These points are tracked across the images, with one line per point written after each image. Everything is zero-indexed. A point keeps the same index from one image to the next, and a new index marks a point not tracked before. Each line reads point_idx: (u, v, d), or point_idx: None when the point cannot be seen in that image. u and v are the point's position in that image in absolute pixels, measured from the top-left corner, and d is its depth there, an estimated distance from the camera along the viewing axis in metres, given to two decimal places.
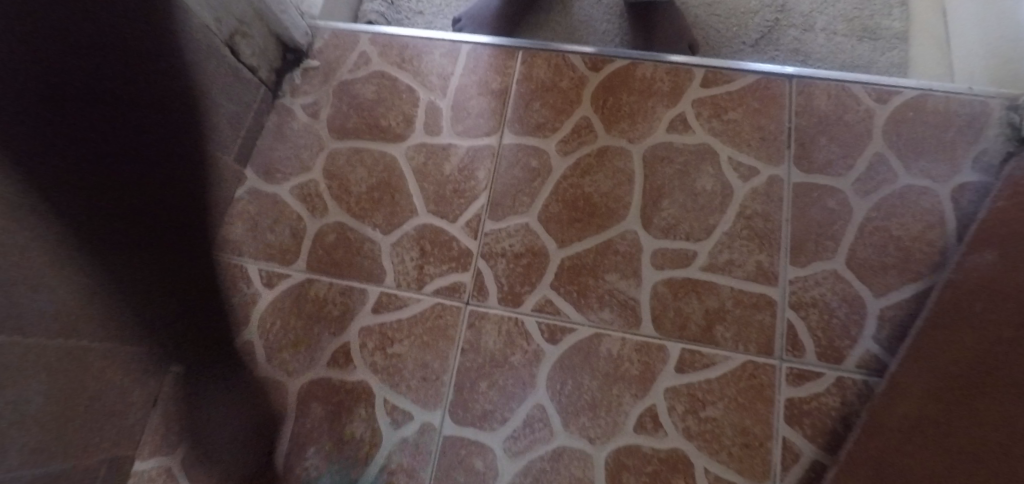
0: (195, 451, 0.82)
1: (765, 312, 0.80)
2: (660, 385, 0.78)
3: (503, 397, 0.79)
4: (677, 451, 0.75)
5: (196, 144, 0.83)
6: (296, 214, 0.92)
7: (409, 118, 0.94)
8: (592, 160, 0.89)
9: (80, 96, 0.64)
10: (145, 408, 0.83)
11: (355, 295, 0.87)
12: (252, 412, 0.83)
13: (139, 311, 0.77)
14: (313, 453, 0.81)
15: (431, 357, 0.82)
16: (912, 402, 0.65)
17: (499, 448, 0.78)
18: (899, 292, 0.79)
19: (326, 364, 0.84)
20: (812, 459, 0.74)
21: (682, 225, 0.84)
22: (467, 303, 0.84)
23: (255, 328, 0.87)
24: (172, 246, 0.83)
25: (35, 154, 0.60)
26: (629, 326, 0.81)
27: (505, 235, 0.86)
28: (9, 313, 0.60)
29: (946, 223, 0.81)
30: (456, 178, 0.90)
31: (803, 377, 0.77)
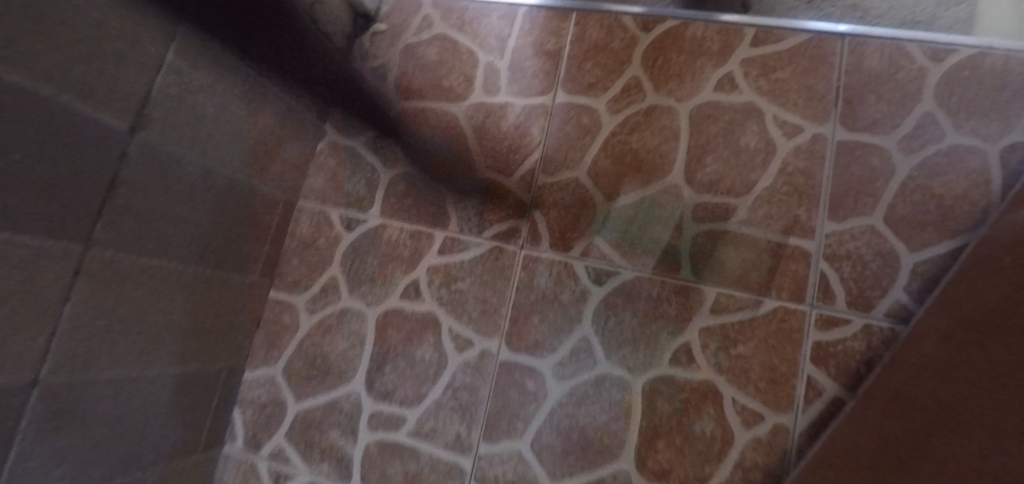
0: (292, 365, 0.99)
1: (799, 263, 0.86)
2: (695, 325, 0.86)
3: (552, 331, 0.90)
4: (708, 383, 0.84)
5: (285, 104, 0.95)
6: (371, 166, 1.03)
7: (471, 78, 1.02)
8: (640, 118, 0.95)
9: (195, 62, 0.77)
10: (251, 328, 1.00)
11: (423, 238, 0.98)
12: (338, 335, 0.98)
13: (238, 246, 0.92)
14: (389, 371, 0.95)
15: (489, 294, 0.93)
16: (928, 344, 0.70)
17: (548, 373, 0.89)
18: (934, 247, 0.83)
19: (400, 298, 0.97)
20: (833, 395, 0.81)
21: (724, 180, 0.90)
22: (522, 248, 0.94)
23: (339, 265, 1.01)
24: (269, 192, 0.97)
25: (163, 112, 0.74)
26: (669, 271, 0.89)
27: (558, 187, 0.95)
28: (150, 242, 0.76)
29: (991, 181, 0.83)
30: (513, 134, 0.98)
31: (831, 323, 0.83)
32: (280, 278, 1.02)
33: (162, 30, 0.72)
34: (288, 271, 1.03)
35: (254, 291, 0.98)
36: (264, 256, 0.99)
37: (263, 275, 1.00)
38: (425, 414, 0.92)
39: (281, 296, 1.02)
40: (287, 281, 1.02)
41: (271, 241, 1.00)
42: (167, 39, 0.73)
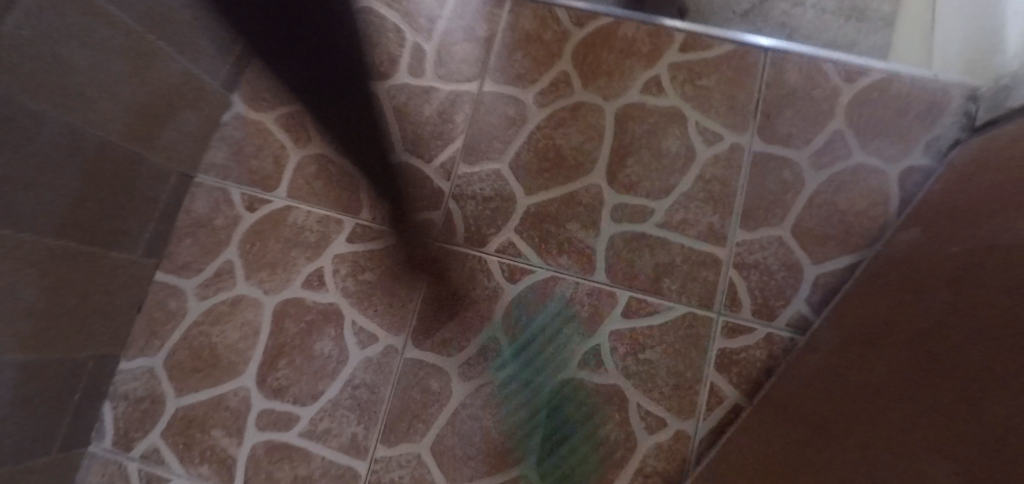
0: (175, 356, 0.90)
1: (710, 270, 0.86)
2: (606, 328, 0.85)
3: (462, 328, 0.86)
4: (614, 388, 0.83)
5: (183, 68, 0.85)
6: (278, 143, 0.96)
7: (394, 57, 0.96)
8: (567, 113, 0.92)
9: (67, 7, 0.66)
10: (129, 313, 0.90)
11: (331, 225, 0.92)
12: (230, 324, 0.90)
13: (116, 219, 0.82)
14: (284, 365, 0.88)
15: (398, 287, 0.88)
16: (821, 356, 0.71)
17: (454, 372, 0.85)
18: (835, 261, 0.85)
19: (301, 286, 0.90)
20: (733, 401, 0.82)
21: (644, 184, 0.89)
22: (435, 240, 0.89)
23: (236, 248, 0.92)
24: (158, 163, 0.87)
25: (22, 60, 0.63)
26: (584, 272, 0.87)
27: (477, 179, 0.91)
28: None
29: (889, 202, 0.87)
30: (434, 120, 0.94)
31: (735, 330, 0.84)
32: (168, 260, 0.93)
33: None
34: (178, 252, 0.93)
35: (135, 273, 0.89)
36: (149, 233, 0.90)
37: (147, 255, 0.90)
38: (320, 413, 0.86)
39: (167, 279, 0.92)
40: (176, 263, 0.93)
41: (158, 217, 0.90)
42: None
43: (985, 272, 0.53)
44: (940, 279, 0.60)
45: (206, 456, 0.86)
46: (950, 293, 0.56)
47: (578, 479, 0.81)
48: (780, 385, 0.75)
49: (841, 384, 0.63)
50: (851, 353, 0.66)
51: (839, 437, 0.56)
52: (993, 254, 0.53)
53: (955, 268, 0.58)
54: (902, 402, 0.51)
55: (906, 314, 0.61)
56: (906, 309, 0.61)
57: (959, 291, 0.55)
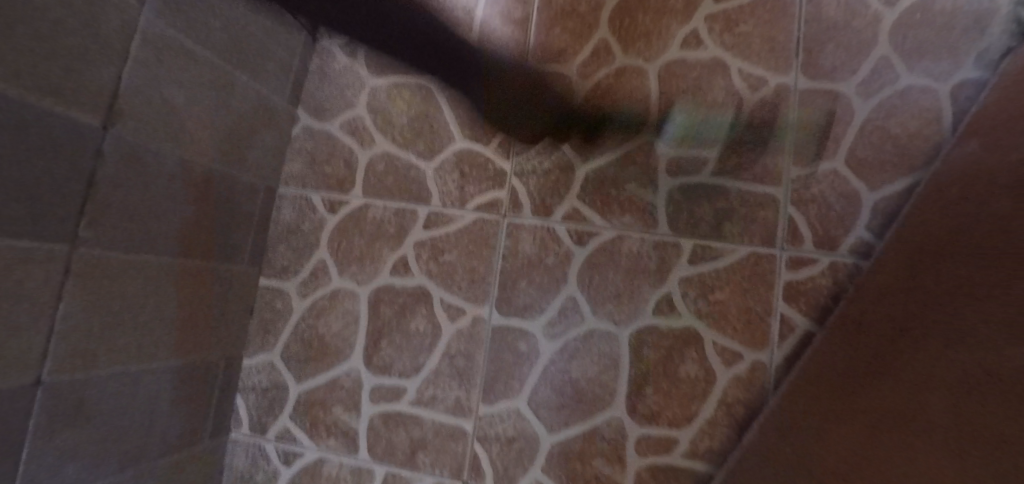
0: (290, 348, 1.01)
1: (768, 210, 0.90)
2: (675, 276, 0.91)
3: (540, 293, 0.94)
4: (689, 330, 0.90)
5: (258, 91, 0.94)
6: (347, 147, 1.04)
7: None
8: (611, 80, 0.96)
9: (161, 54, 0.76)
10: (244, 316, 1.01)
11: (407, 215, 1.00)
12: (332, 315, 1.00)
13: (224, 234, 0.93)
14: (385, 345, 0.98)
15: (477, 263, 0.96)
16: (890, 273, 0.76)
17: (539, 333, 0.93)
18: (892, 185, 0.88)
19: (389, 274, 0.99)
20: (805, 330, 0.87)
21: (694, 136, 0.93)
22: (504, 216, 0.96)
23: (326, 247, 1.02)
24: (249, 180, 0.97)
25: (133, 106, 0.73)
26: (647, 228, 0.92)
27: (535, 154, 0.97)
28: (138, 240, 0.77)
29: (941, 120, 0.88)
30: (487, 105, 0.99)
31: (800, 263, 0.88)
32: (269, 265, 1.04)
33: (126, 22, 0.71)
34: (276, 257, 1.04)
35: (245, 280, 1.00)
36: (251, 244, 1.00)
37: (251, 263, 1.01)
38: (424, 383, 0.96)
39: (271, 283, 1.03)
40: (276, 267, 1.03)
41: (256, 228, 1.01)
42: (131, 31, 0.72)
43: None
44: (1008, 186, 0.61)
45: (331, 431, 0.98)
46: (1015, 197, 0.59)
47: (664, 416, 0.89)
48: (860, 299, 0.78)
49: (910, 302, 0.67)
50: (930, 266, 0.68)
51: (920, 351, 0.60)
52: None
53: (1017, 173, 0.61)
54: (981, 305, 0.55)
55: (972, 222, 0.64)
56: (972, 218, 0.65)
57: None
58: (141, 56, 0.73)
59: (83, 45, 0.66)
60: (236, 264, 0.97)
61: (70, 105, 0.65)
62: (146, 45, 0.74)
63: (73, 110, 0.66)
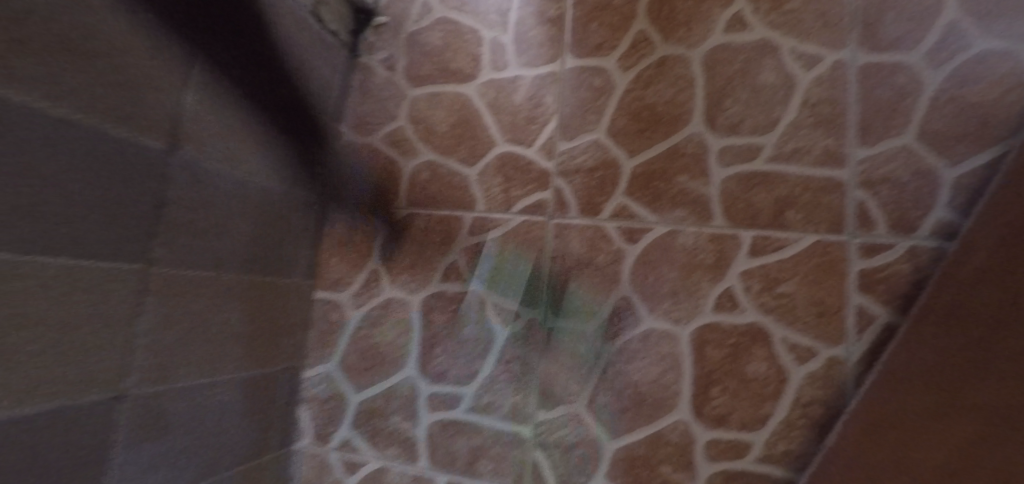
0: (346, 359, 1.02)
1: (833, 194, 0.85)
2: (735, 269, 0.86)
3: (593, 293, 0.91)
4: (754, 325, 0.85)
5: (306, 110, 0.98)
6: (391, 159, 1.05)
7: (478, 57, 1.02)
8: (653, 71, 0.93)
9: (220, 79, 0.80)
10: (302, 330, 1.03)
11: (453, 222, 1.00)
12: (386, 325, 1.01)
13: (281, 250, 0.96)
14: (439, 353, 0.97)
15: (526, 266, 0.95)
16: (981, 253, 0.69)
17: (595, 335, 0.90)
18: (973, 159, 0.80)
19: (439, 281, 0.99)
20: (885, 320, 0.80)
21: (746, 121, 0.89)
22: (551, 218, 0.95)
23: (377, 259, 1.03)
24: (302, 197, 1.00)
25: (199, 131, 0.77)
26: (702, 220, 0.88)
27: (579, 152, 0.95)
28: (204, 257, 0.80)
29: None
30: (527, 107, 0.98)
31: (874, 249, 0.82)
32: (322, 279, 1.06)
33: (185, 52, 0.75)
34: (329, 271, 1.06)
35: (301, 295, 1.02)
36: (306, 259, 1.03)
37: (307, 278, 1.03)
38: (480, 389, 0.95)
39: (326, 296, 1.05)
40: (330, 281, 1.05)
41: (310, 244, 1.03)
42: (190, 59, 0.76)
43: None
44: None
45: (391, 441, 0.98)
46: None
47: (733, 417, 0.84)
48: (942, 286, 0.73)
49: (1006, 285, 0.60)
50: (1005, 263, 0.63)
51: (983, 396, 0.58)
52: None
53: None
54: None
55: None
56: None
57: None
58: (202, 82, 0.78)
59: (146, 71, 0.70)
60: (293, 278, 1.00)
61: (138, 130, 0.69)
62: (205, 71, 0.78)
63: (141, 135, 0.70)
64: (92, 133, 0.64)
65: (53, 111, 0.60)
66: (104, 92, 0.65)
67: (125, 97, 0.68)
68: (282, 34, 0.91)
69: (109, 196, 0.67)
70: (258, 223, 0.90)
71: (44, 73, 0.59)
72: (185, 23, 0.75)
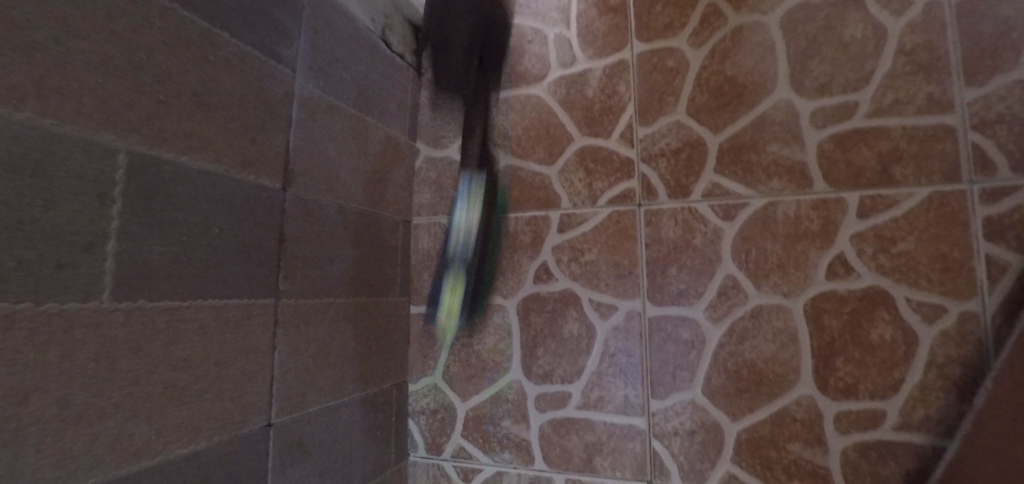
0: (452, 369, 1.05)
1: (943, 141, 0.80)
2: (844, 233, 0.83)
3: (694, 276, 0.90)
4: (873, 289, 0.81)
5: (387, 132, 1.01)
6: (471, 169, 1.07)
7: (544, 56, 1.03)
8: (728, 42, 0.91)
9: (314, 114, 0.84)
10: (406, 345, 1.07)
11: (540, 222, 1.00)
12: (486, 332, 1.03)
13: (380, 271, 0.99)
14: (543, 353, 0.98)
15: (621, 257, 0.94)
16: None
17: (701, 318, 0.89)
18: None
19: (534, 283, 1.00)
20: (1021, 268, 0.75)
21: (836, 80, 0.85)
22: (640, 205, 0.94)
23: (469, 268, 1.05)
24: (392, 217, 1.04)
25: (302, 166, 0.82)
26: (800, 187, 0.85)
27: (660, 136, 0.94)
28: (319, 284, 0.84)
29: None
30: (601, 98, 0.98)
31: (997, 194, 0.77)
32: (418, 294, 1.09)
33: (285, 92, 0.79)
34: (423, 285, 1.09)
35: (401, 311, 1.05)
36: (401, 275, 1.06)
37: (404, 294, 1.06)
38: (589, 385, 0.95)
39: (424, 309, 1.08)
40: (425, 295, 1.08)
41: (404, 261, 1.06)
42: (289, 97, 0.80)
43: None
44: None
45: (505, 444, 0.99)
46: None
47: (863, 387, 0.80)
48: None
49: None
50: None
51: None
52: None
53: None
54: None
55: None
56: None
57: None
58: (300, 118, 0.81)
59: (259, 115, 0.74)
60: (393, 297, 1.03)
61: (257, 172, 0.74)
62: (301, 108, 0.82)
63: (260, 175, 0.74)
64: (222, 180, 0.69)
65: (192, 164, 0.65)
66: (229, 139, 0.70)
67: (245, 141, 0.72)
68: (361, 62, 0.94)
69: (241, 236, 0.71)
70: (359, 247, 0.93)
71: (182, 131, 0.64)
72: (284, 65, 0.79)
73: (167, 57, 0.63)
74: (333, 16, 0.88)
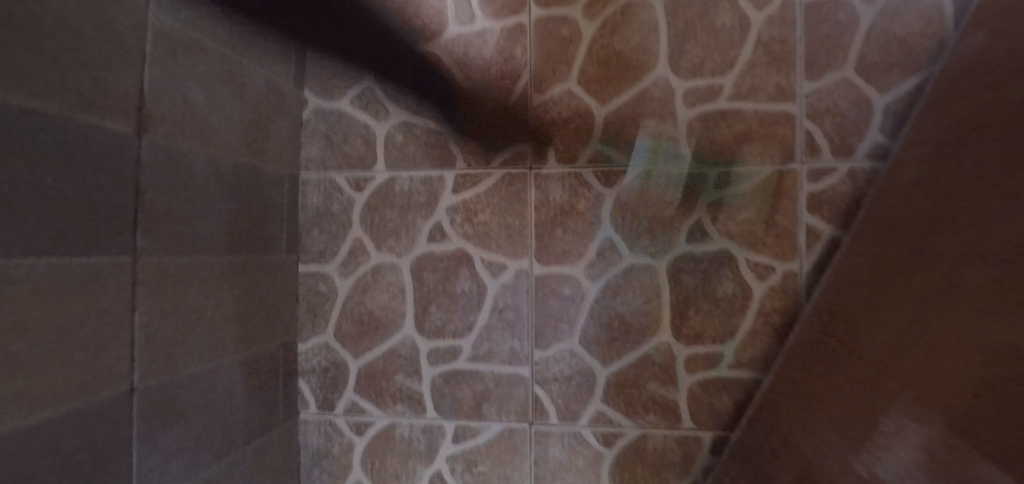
0: (343, 326, 1.04)
1: (785, 127, 0.93)
2: (703, 203, 0.95)
3: (577, 239, 0.97)
4: (723, 252, 0.95)
5: (268, 78, 0.95)
6: (363, 122, 1.03)
7: (440, 9, 0.99)
8: (618, 17, 0.96)
9: (174, 50, 0.76)
10: (292, 304, 1.04)
11: (435, 181, 1.01)
12: (378, 289, 1.04)
13: (259, 226, 0.94)
14: (435, 309, 1.02)
15: (511, 218, 0.99)
16: (911, 170, 0.80)
17: (581, 276, 0.97)
18: (900, 86, 0.91)
19: (427, 241, 1.02)
20: (831, 236, 0.92)
21: (706, 64, 0.95)
22: (531, 169, 0.98)
23: (360, 225, 1.04)
24: (274, 170, 0.97)
25: (161, 112, 0.74)
26: (671, 160, 0.95)
27: (552, 103, 0.98)
28: (187, 244, 0.78)
29: (944, 13, 0.90)
30: (498, 60, 0.99)
31: (820, 173, 0.93)
32: (306, 251, 1.05)
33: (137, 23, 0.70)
34: (312, 242, 1.05)
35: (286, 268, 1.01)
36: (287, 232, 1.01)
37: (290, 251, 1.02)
38: (478, 339, 1.00)
39: (312, 268, 1.05)
40: (314, 252, 1.05)
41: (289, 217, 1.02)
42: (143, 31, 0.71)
43: None
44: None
45: (397, 398, 1.03)
46: None
47: (709, 334, 0.95)
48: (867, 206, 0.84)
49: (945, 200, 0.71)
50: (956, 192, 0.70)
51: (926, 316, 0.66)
52: None
53: None
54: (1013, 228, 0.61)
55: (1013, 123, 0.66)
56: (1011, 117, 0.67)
57: None
58: (156, 56, 0.73)
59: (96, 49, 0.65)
60: (273, 252, 0.98)
61: (101, 113, 0.65)
62: (158, 44, 0.73)
63: (101, 120, 0.65)
64: (46, 121, 0.59)
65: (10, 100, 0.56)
66: (62, 72, 0.61)
67: (79, 80, 0.63)
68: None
69: (84, 181, 0.64)
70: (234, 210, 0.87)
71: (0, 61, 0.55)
72: None
73: None
74: None
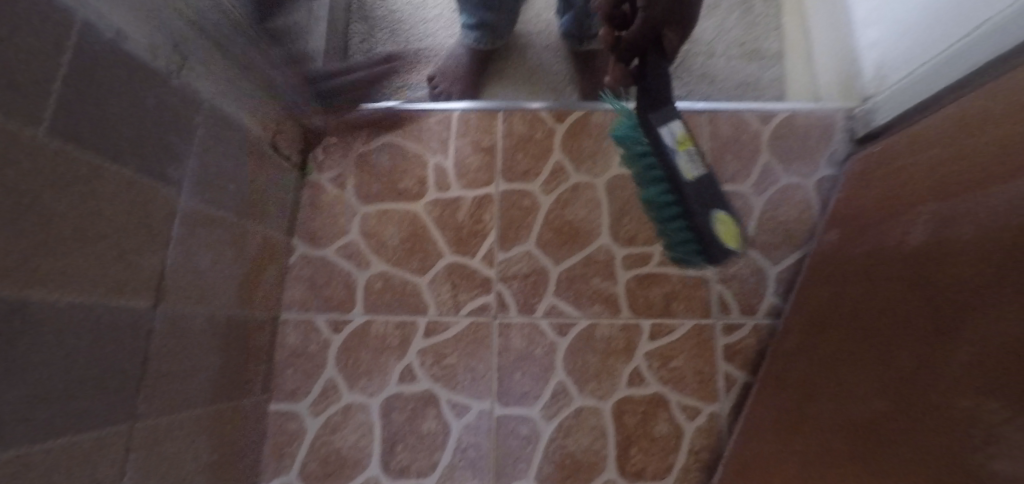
0: (307, 467, 1.06)
1: (704, 289, 1.14)
2: (640, 351, 1.11)
3: (534, 382, 1.09)
4: (657, 395, 1.10)
5: (263, 234, 1.02)
6: (344, 270, 1.12)
7: (422, 177, 1.15)
8: (570, 193, 1.16)
9: (197, 228, 0.83)
10: (257, 445, 1.05)
11: (407, 326, 1.10)
12: (346, 429, 1.07)
13: (242, 371, 0.98)
14: (401, 449, 1.07)
15: (477, 362, 1.10)
16: (797, 335, 1.02)
17: (537, 416, 1.08)
18: (787, 260, 1.16)
19: (397, 382, 1.09)
20: (743, 381, 1.11)
21: (640, 235, 1.15)
22: (495, 318, 1.11)
23: (333, 366, 1.09)
24: (258, 316, 1.03)
25: (176, 283, 0.80)
26: (615, 314, 1.12)
27: (514, 261, 1.13)
28: (178, 399, 0.82)
29: (813, 208, 1.18)
30: (469, 222, 1.14)
31: (731, 327, 1.13)
32: (277, 391, 1.08)
33: (171, 208, 0.77)
34: (284, 382, 1.09)
35: (258, 410, 1.04)
36: (261, 375, 1.05)
37: (262, 393, 1.05)
38: (441, 477, 1.06)
39: (282, 408, 1.08)
40: (284, 392, 1.08)
41: (265, 358, 1.06)
42: (173, 215, 0.78)
43: (882, 266, 0.86)
44: (858, 286, 0.90)
45: None
46: (864, 287, 0.88)
47: (649, 470, 1.08)
48: (818, 290, 1.02)
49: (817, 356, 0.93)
50: (848, 286, 0.92)
51: (877, 331, 0.81)
52: (873, 254, 0.89)
53: (875, 250, 0.89)
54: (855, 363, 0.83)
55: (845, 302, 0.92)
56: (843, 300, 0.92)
57: (862, 287, 0.89)
58: (180, 235, 0.80)
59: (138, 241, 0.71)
60: (221, 403, 0.93)
61: (126, 296, 0.71)
62: (184, 224, 0.80)
63: (127, 299, 0.71)
64: (86, 312, 0.65)
65: (65, 301, 0.61)
66: (103, 268, 0.67)
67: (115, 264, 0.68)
68: (244, 169, 0.94)
69: (110, 364, 0.69)
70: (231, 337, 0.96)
71: (56, 266, 0.60)
72: (167, 184, 0.76)
73: (55, 198, 0.59)
74: (225, 128, 0.89)
